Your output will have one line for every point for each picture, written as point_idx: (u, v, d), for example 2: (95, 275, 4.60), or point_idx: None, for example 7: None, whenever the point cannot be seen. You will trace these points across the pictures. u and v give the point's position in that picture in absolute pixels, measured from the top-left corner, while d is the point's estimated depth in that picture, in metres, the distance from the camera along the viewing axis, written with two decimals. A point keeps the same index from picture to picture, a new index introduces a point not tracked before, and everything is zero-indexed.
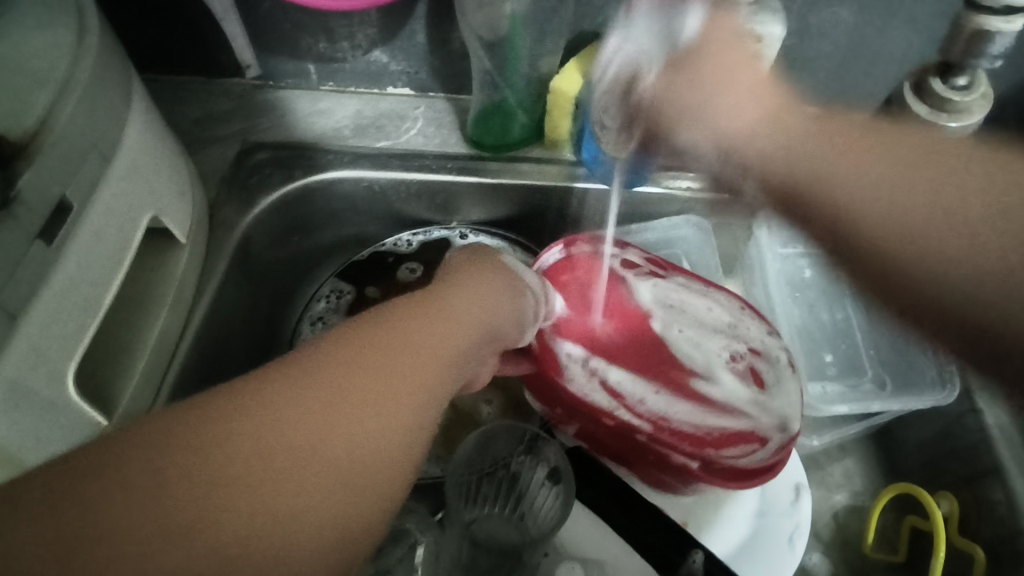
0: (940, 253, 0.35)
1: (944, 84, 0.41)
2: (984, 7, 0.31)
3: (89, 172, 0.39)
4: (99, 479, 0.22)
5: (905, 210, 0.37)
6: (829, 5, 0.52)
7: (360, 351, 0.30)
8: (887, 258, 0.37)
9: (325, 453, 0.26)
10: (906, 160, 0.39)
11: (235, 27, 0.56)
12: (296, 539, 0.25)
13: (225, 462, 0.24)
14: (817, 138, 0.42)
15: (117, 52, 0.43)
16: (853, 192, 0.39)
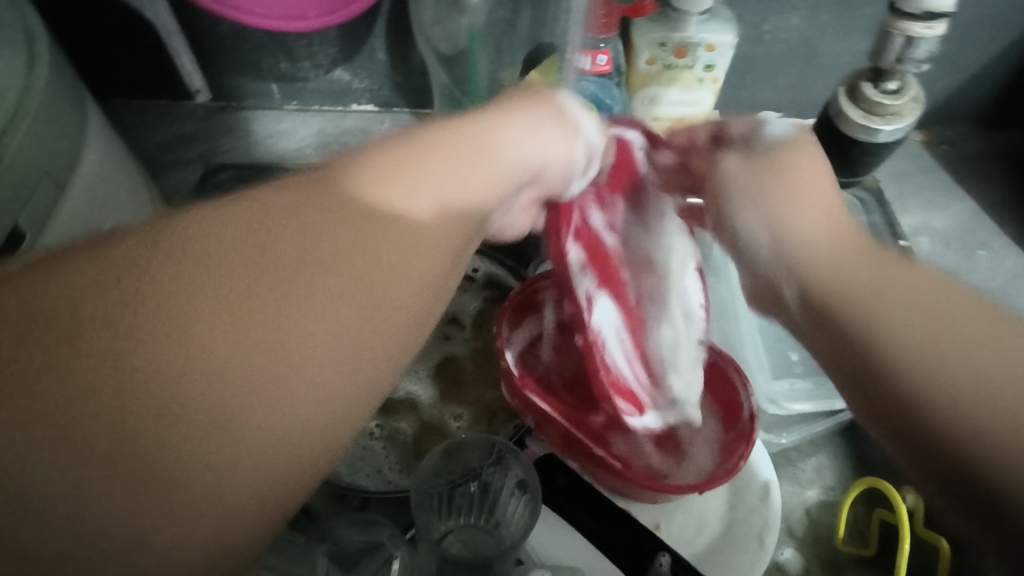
0: (955, 374, 0.26)
1: (874, 89, 0.37)
2: (905, 13, 0.33)
3: (41, 200, 0.39)
4: (97, 302, 0.21)
5: (940, 340, 0.27)
6: (779, 11, 0.53)
7: (377, 201, 0.27)
8: (884, 373, 0.28)
9: (321, 310, 0.23)
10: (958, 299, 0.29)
11: (178, 45, 0.56)
12: (287, 405, 0.22)
13: (212, 300, 0.22)
14: (843, 238, 0.34)
15: (67, 79, 0.43)
16: (900, 298, 0.29)
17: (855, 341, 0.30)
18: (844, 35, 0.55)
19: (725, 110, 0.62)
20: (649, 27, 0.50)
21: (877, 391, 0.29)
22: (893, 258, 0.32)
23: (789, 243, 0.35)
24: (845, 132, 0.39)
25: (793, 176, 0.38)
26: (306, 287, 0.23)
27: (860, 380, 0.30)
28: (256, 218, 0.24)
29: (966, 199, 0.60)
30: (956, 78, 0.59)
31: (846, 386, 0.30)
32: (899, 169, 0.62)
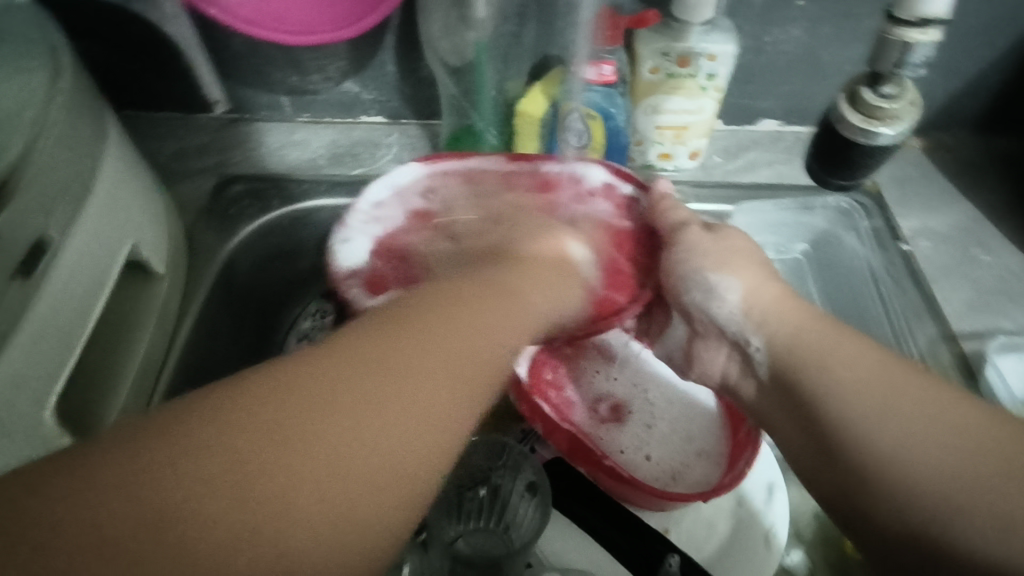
0: (891, 433, 0.33)
1: (873, 93, 0.38)
2: (902, 20, 0.33)
3: (66, 209, 0.40)
4: (211, 425, 0.26)
5: (887, 413, 0.34)
6: (779, 22, 0.55)
7: (389, 351, 0.32)
8: (873, 474, 0.33)
9: (342, 461, 0.28)
10: (894, 365, 0.36)
11: (197, 55, 0.58)
12: (303, 530, 0.26)
13: (228, 451, 0.26)
14: (826, 335, 0.39)
15: (90, 93, 0.44)
16: (841, 363, 0.37)
17: (812, 422, 0.37)
18: (844, 43, 0.56)
19: (728, 117, 0.63)
20: (652, 37, 0.52)
21: (828, 450, 0.35)
22: (838, 330, 0.39)
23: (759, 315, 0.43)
24: (846, 135, 0.40)
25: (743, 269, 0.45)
26: (331, 443, 0.28)
27: (816, 450, 0.36)
28: (312, 380, 0.29)
29: (968, 203, 0.61)
30: (956, 84, 0.60)
31: (804, 449, 0.37)
32: (902, 175, 0.62)
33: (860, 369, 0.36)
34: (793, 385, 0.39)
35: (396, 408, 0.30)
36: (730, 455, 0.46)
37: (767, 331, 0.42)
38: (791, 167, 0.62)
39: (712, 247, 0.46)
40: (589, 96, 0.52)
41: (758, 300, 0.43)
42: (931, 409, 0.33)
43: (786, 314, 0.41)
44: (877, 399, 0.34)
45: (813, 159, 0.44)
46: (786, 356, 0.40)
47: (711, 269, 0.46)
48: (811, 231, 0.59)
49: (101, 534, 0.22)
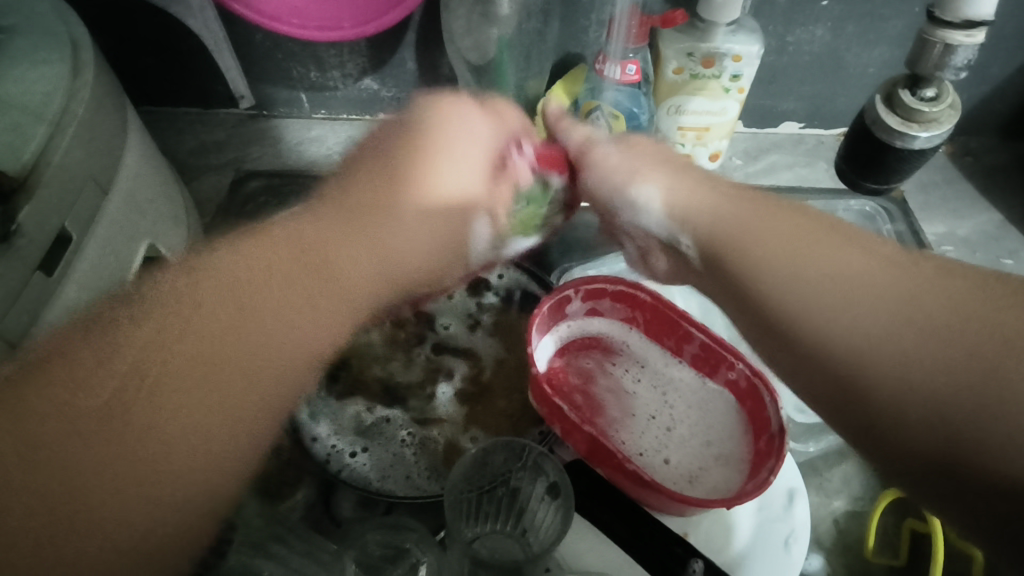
0: (802, 301, 0.33)
1: (911, 96, 0.38)
2: (945, 22, 0.33)
3: (87, 203, 0.40)
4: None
5: (819, 284, 0.33)
6: (805, 24, 0.54)
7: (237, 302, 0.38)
8: (818, 352, 0.32)
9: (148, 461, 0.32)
10: (817, 229, 0.36)
11: (228, 60, 0.58)
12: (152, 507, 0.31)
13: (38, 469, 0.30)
14: (747, 212, 0.38)
15: (112, 86, 0.44)
16: (761, 241, 0.36)
17: (743, 298, 0.36)
18: (870, 45, 0.56)
19: (749, 119, 0.63)
20: (678, 37, 0.51)
21: (771, 328, 0.34)
22: (760, 206, 0.38)
23: (677, 205, 0.41)
24: (882, 139, 0.39)
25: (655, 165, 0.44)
26: (215, 334, 0.36)
27: (764, 336, 0.35)
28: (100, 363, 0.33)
29: (992, 209, 0.60)
30: (981, 88, 0.59)
31: (755, 339, 0.37)
32: (924, 179, 0.62)
33: (785, 247, 0.35)
34: (719, 268, 0.38)
35: (276, 325, 0.38)
36: (752, 461, 0.45)
37: (692, 223, 0.39)
38: (813, 170, 0.61)
39: (620, 161, 0.44)
40: (616, 96, 0.52)
41: (678, 192, 0.41)
42: (864, 272, 0.33)
43: (701, 193, 0.40)
44: (806, 274, 0.33)
45: (844, 162, 0.44)
46: (710, 237, 0.38)
47: (637, 178, 0.43)
48: None
49: (98, 482, 0.30)
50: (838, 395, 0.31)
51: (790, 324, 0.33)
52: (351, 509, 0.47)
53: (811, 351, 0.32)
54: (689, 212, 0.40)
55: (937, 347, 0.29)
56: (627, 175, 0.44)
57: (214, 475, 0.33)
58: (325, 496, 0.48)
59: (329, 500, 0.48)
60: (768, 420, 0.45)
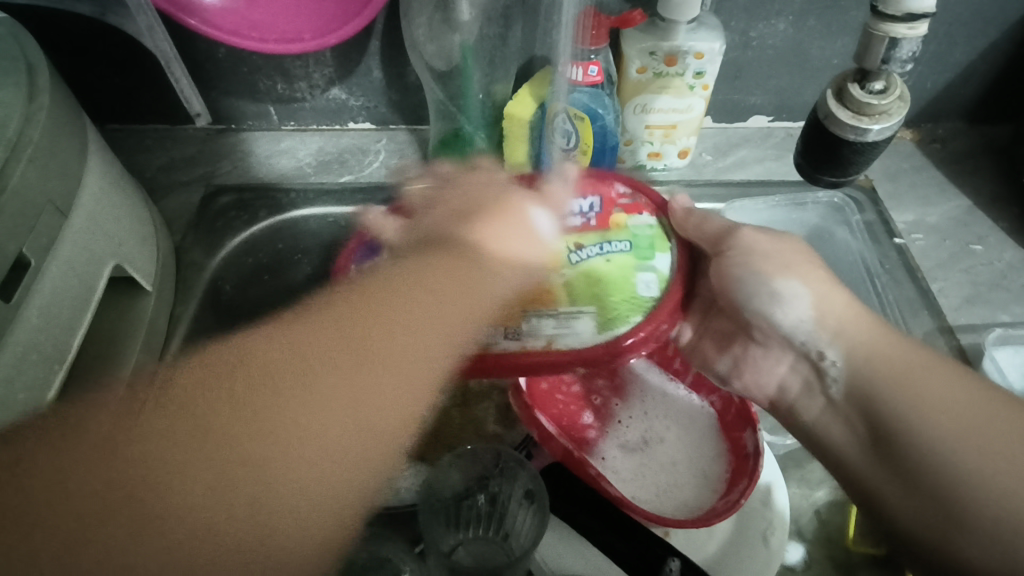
0: (943, 447, 0.35)
1: (861, 90, 0.38)
2: (888, 15, 0.33)
3: (47, 227, 0.40)
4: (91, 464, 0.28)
5: (977, 445, 0.34)
6: (766, 18, 0.54)
7: (263, 376, 0.34)
8: (950, 501, 0.34)
9: (216, 535, 0.28)
10: (922, 363, 0.38)
11: (179, 71, 0.57)
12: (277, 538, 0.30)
13: (123, 470, 0.28)
14: (891, 355, 0.39)
15: (70, 108, 0.43)
16: (905, 377, 0.38)
17: (876, 431, 0.38)
18: (832, 37, 0.56)
19: (718, 115, 0.63)
20: (639, 37, 0.51)
21: (885, 455, 0.37)
22: (898, 344, 0.40)
23: (833, 332, 0.42)
24: (835, 134, 0.40)
25: (800, 272, 0.44)
26: (235, 408, 0.32)
27: (893, 478, 0.37)
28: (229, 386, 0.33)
29: (959, 195, 0.61)
30: (945, 74, 0.60)
31: (868, 469, 0.38)
32: (893, 168, 0.62)
33: (954, 402, 0.36)
34: (860, 397, 0.40)
35: (305, 408, 0.34)
36: (730, 478, 0.45)
37: (845, 343, 0.41)
38: (784, 164, 0.62)
39: (773, 251, 0.45)
40: (577, 98, 0.52)
41: (842, 315, 0.42)
42: (1008, 440, 0.34)
43: (852, 315, 0.42)
44: (962, 439, 0.35)
45: (802, 158, 0.44)
46: (869, 383, 0.39)
47: (773, 272, 0.45)
48: (804, 227, 0.58)
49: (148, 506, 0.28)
50: (927, 541, 0.34)
51: (909, 460, 0.36)
52: None
53: (943, 496, 0.34)
54: (855, 349, 0.41)
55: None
56: (766, 275, 0.45)
57: (320, 506, 0.32)
58: None
59: None
60: (743, 443, 0.46)
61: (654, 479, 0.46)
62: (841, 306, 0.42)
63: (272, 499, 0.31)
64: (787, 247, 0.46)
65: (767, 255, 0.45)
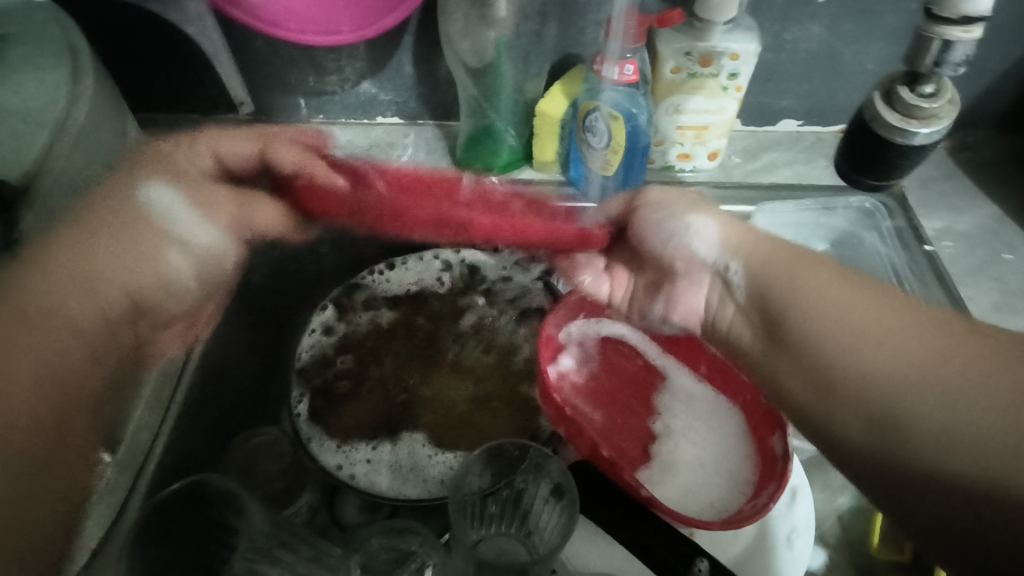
0: (902, 376, 0.33)
1: (910, 93, 0.38)
2: (944, 17, 0.33)
3: (88, 212, 0.40)
4: None
5: (879, 353, 0.34)
6: (801, 21, 0.54)
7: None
8: (890, 416, 0.33)
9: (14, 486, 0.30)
10: (818, 267, 0.39)
11: (226, 65, 0.58)
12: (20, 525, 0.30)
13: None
14: (796, 265, 0.40)
15: (112, 95, 0.44)
16: (810, 294, 0.38)
17: (804, 357, 0.37)
18: (867, 42, 0.56)
19: (748, 117, 0.63)
20: (675, 37, 0.51)
21: (817, 377, 0.36)
22: (839, 273, 0.39)
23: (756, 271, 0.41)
24: (882, 136, 0.39)
25: (691, 216, 0.45)
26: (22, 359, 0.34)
27: (815, 391, 0.36)
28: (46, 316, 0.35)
29: (991, 203, 0.60)
30: (980, 82, 0.59)
31: (788, 375, 0.38)
32: (923, 175, 0.62)
33: (825, 322, 0.36)
34: (774, 328, 0.39)
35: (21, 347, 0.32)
36: (757, 481, 0.45)
37: (744, 255, 0.42)
38: (813, 168, 0.61)
39: (670, 198, 0.46)
40: (614, 96, 0.51)
41: (736, 241, 0.43)
42: (902, 356, 0.33)
43: (771, 253, 0.41)
44: (883, 354, 0.34)
45: (843, 160, 0.44)
46: (767, 300, 0.40)
47: (679, 215, 0.45)
48: (832, 232, 0.58)
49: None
50: (875, 465, 0.33)
51: (844, 383, 0.35)
52: (356, 512, 0.49)
53: (903, 423, 0.32)
54: (755, 264, 0.41)
55: (995, 419, 0.30)
56: (680, 217, 0.45)
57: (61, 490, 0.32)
58: (328, 500, 0.49)
59: (332, 503, 0.49)
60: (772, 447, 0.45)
61: (683, 482, 0.46)
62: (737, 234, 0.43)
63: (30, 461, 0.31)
64: (661, 192, 0.47)
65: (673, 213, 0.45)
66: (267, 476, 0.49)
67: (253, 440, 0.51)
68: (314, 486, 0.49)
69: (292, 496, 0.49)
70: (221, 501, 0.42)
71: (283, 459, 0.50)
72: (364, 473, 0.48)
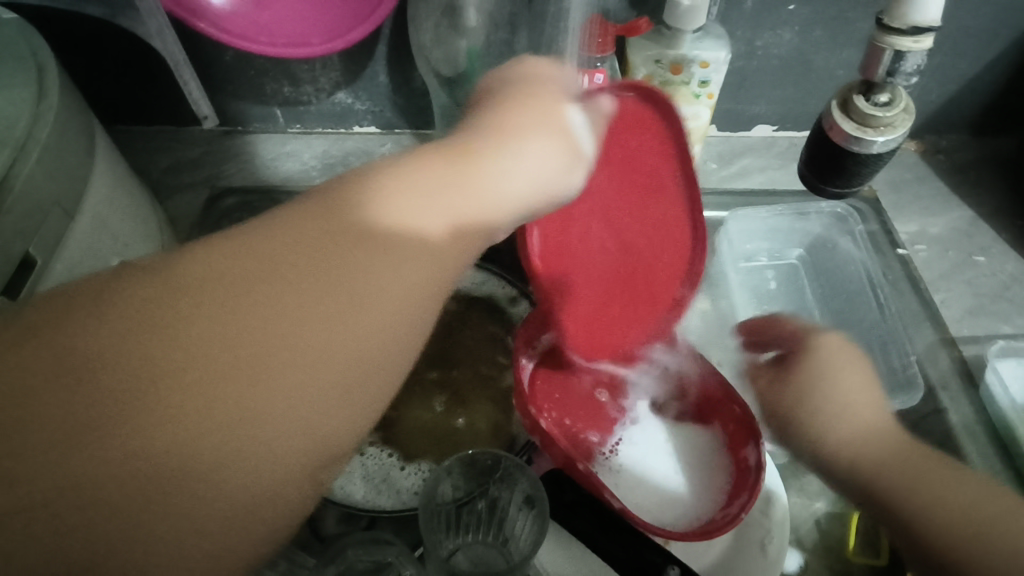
0: (946, 524, 0.36)
1: (865, 102, 0.38)
2: (893, 28, 0.33)
3: (53, 227, 0.40)
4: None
5: (914, 475, 0.38)
6: (772, 28, 0.55)
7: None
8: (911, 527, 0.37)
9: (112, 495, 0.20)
10: (892, 433, 0.41)
11: (188, 74, 0.58)
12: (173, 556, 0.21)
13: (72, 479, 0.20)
14: (876, 419, 0.41)
15: (79, 109, 0.44)
16: (870, 428, 0.41)
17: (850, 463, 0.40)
18: (837, 49, 0.56)
19: (722, 123, 0.63)
20: (644, 45, 0.51)
21: (903, 528, 0.37)
22: (914, 442, 0.40)
23: (838, 431, 0.41)
24: (839, 144, 0.40)
25: (839, 379, 0.43)
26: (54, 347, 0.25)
27: (868, 504, 0.39)
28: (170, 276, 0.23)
29: (963, 206, 0.61)
30: (949, 86, 0.60)
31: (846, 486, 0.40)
32: (897, 179, 0.62)
33: (850, 414, 0.41)
34: (881, 487, 0.38)
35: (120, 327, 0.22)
36: (730, 490, 0.45)
37: (852, 452, 0.40)
38: (787, 173, 0.62)
39: (829, 359, 0.44)
40: None
41: (855, 420, 0.41)
42: (917, 470, 0.38)
43: (876, 417, 0.41)
44: (878, 452, 0.39)
45: (806, 167, 0.44)
46: (854, 446, 0.40)
47: (802, 406, 0.43)
48: (805, 237, 0.59)
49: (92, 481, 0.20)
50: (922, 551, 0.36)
51: (933, 540, 0.36)
52: (333, 525, 0.49)
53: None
54: (831, 408, 0.42)
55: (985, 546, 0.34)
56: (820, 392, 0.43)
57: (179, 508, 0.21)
58: (306, 511, 0.50)
59: (309, 514, 0.50)
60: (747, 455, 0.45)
61: (653, 491, 0.47)
62: (861, 407, 0.42)
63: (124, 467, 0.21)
64: (835, 349, 0.45)
65: (827, 368, 0.44)
66: None
67: None
68: None
69: None
70: None
71: None
72: (341, 484, 0.48)
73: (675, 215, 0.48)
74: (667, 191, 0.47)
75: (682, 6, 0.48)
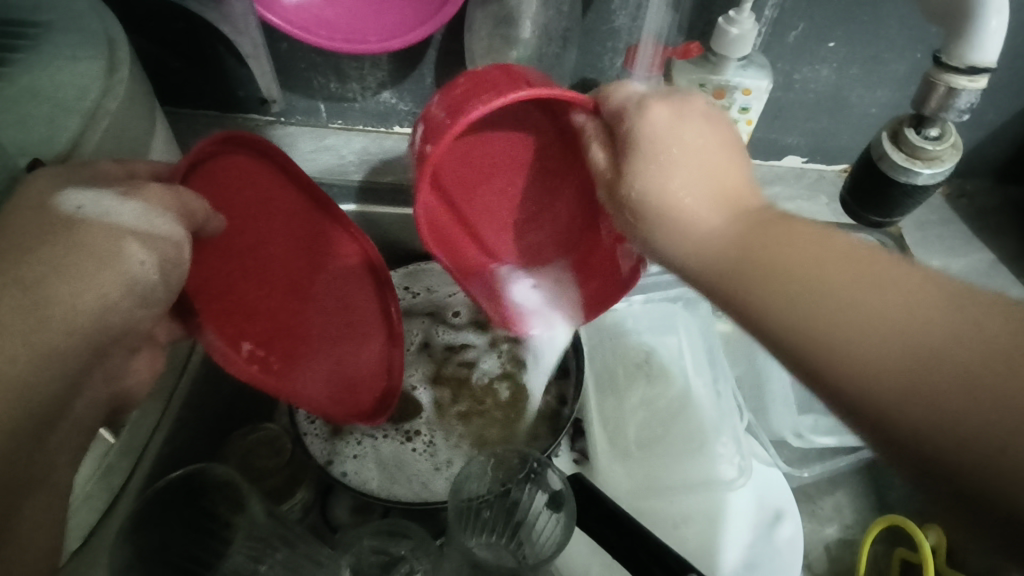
0: (906, 352, 0.25)
1: (917, 135, 0.40)
2: (951, 67, 0.35)
3: None
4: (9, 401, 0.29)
5: (827, 298, 0.28)
6: (811, 63, 0.56)
7: None
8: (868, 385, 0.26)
9: (47, 386, 0.31)
10: (778, 232, 0.31)
11: (262, 66, 0.57)
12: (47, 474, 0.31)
13: (57, 389, 0.31)
14: (729, 229, 0.32)
15: (142, 86, 0.45)
16: (720, 246, 0.32)
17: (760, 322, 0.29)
18: (872, 87, 0.58)
19: (754, 151, 0.65)
20: (691, 69, 0.53)
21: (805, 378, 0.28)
22: (763, 216, 0.32)
23: (676, 245, 0.34)
24: (887, 174, 0.41)
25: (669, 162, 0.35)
26: None
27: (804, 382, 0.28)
28: (55, 267, 0.32)
29: (984, 249, 0.62)
30: (979, 132, 0.62)
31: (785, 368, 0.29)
32: (921, 217, 0.64)
33: (701, 211, 0.33)
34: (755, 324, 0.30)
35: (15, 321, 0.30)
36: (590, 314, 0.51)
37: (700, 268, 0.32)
38: (815, 205, 0.63)
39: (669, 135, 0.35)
40: None
41: (693, 207, 0.33)
42: (836, 295, 0.28)
43: (721, 220, 0.33)
44: (778, 286, 0.29)
45: (848, 194, 0.46)
46: (715, 281, 0.32)
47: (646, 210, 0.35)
48: None
49: (53, 392, 0.31)
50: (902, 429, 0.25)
51: (821, 365, 0.27)
52: (346, 514, 0.51)
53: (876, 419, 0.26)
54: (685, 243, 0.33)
55: (983, 368, 0.24)
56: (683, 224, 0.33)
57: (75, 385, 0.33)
58: (322, 500, 0.51)
59: (324, 503, 0.51)
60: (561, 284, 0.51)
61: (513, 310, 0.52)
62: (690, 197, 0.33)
63: (46, 373, 0.31)
64: (677, 122, 0.36)
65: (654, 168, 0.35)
66: (265, 470, 0.51)
67: (256, 434, 0.53)
68: (309, 484, 0.51)
69: (289, 490, 0.50)
70: (217, 491, 0.41)
71: (282, 455, 0.51)
72: (356, 472, 0.50)
73: (334, 234, 0.53)
74: (325, 221, 0.52)
75: (731, 34, 0.50)
